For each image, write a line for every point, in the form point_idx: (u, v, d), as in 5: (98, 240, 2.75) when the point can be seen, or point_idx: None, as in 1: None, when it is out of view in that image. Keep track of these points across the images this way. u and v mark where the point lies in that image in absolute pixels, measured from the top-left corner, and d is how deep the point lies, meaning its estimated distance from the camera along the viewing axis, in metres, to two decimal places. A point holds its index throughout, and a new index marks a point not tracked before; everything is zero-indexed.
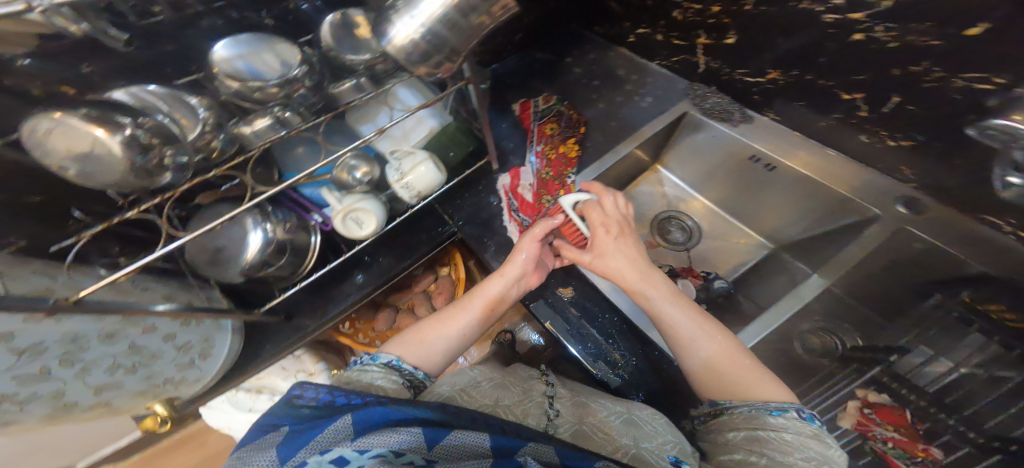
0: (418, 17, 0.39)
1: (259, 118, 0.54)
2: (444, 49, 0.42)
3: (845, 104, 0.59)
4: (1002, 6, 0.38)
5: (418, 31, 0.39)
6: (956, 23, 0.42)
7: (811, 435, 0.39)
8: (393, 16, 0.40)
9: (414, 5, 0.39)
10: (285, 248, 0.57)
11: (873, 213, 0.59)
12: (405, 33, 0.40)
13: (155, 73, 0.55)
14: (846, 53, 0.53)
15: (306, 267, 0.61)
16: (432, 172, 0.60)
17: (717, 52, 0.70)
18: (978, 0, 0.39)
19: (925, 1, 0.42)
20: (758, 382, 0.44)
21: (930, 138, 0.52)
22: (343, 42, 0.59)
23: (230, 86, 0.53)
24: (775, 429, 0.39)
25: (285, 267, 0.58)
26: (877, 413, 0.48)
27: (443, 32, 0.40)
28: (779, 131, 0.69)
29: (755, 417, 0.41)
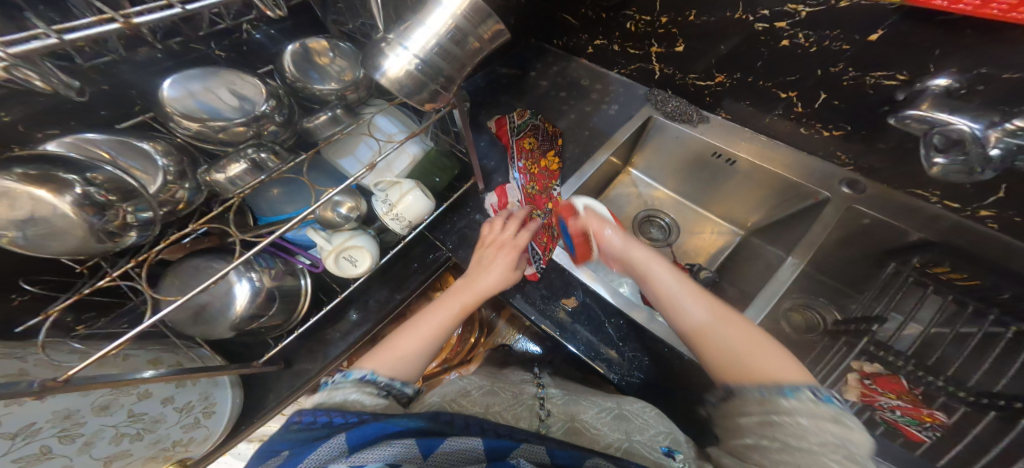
0: (411, 48, 0.35)
1: (233, 162, 0.45)
2: (439, 78, 0.37)
3: (783, 101, 0.65)
4: (890, 16, 0.46)
5: (412, 62, 0.36)
6: (860, 30, 0.49)
7: (829, 419, 0.36)
8: (384, 49, 0.36)
9: (408, 37, 0.36)
10: (273, 295, 0.60)
11: (823, 195, 0.67)
12: (398, 66, 0.36)
13: (90, 117, 0.47)
14: (779, 57, 0.59)
15: (299, 312, 0.65)
16: (421, 200, 0.59)
17: (669, 58, 0.74)
18: (875, 10, 0.47)
19: (842, 10, 0.49)
20: (767, 362, 0.42)
21: (857, 127, 0.60)
22: (308, 70, 0.53)
23: (188, 127, 0.45)
24: (787, 412, 0.38)
25: (276, 315, 0.60)
26: (878, 383, 0.57)
27: (438, 62, 0.36)
28: (732, 128, 0.75)
29: (766, 401, 0.39)
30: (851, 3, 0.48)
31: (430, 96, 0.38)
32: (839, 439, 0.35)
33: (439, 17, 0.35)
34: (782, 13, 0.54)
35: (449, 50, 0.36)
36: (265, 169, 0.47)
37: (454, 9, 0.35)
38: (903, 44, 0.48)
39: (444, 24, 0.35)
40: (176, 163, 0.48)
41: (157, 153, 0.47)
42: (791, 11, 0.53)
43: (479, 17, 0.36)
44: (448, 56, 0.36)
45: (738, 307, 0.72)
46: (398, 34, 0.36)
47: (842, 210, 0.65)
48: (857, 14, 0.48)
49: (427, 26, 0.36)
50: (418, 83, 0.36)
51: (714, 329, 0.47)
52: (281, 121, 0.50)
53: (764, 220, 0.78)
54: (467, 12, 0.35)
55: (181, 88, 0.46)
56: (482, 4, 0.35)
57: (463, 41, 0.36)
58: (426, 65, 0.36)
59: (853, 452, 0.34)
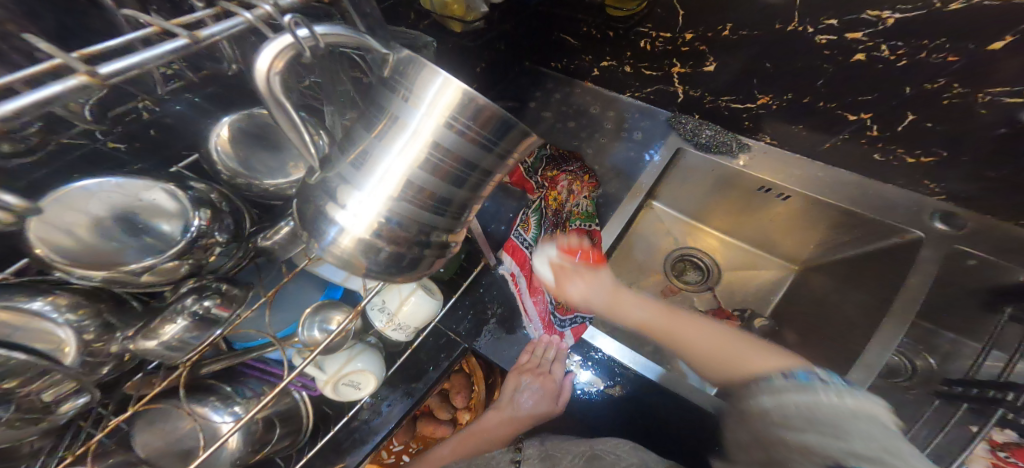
0: (379, 190, 0.26)
1: (166, 322, 0.33)
2: (442, 210, 0.29)
3: (852, 124, 0.52)
4: None
5: (385, 207, 0.27)
6: (977, 37, 0.37)
7: (819, 396, 0.35)
8: (339, 193, 0.27)
9: (371, 174, 0.26)
10: (268, 422, 0.50)
11: (914, 234, 0.54)
12: (360, 227, 0.27)
13: None
14: (848, 75, 0.46)
15: (305, 428, 0.55)
16: (426, 302, 0.49)
17: (696, 79, 0.61)
18: (997, 15, 0.34)
19: (946, 19, 0.37)
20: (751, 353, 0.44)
21: (955, 152, 0.47)
22: (255, 153, 0.41)
23: (91, 277, 0.31)
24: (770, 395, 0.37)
25: (279, 441, 0.51)
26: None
27: (420, 196, 0.27)
28: (781, 156, 0.62)
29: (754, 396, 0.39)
30: (968, 5, 0.35)
31: (416, 244, 0.29)
32: (823, 407, 0.34)
33: (419, 131, 0.25)
34: (858, 21, 0.41)
35: (438, 175, 0.27)
36: (217, 320, 0.35)
37: (438, 118, 0.25)
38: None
39: (424, 143, 0.26)
40: (96, 314, 0.36)
41: (59, 309, 0.34)
42: (871, 19, 0.40)
43: (483, 128, 0.25)
44: (441, 182, 0.27)
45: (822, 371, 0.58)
46: (352, 172, 0.27)
47: (942, 251, 0.52)
48: (983, 17, 0.35)
49: (397, 154, 0.26)
50: (393, 245, 0.28)
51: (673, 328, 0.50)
52: (225, 238, 0.37)
53: (831, 256, 0.66)
54: (465, 119, 0.25)
55: (77, 202, 0.32)
56: (486, 105, 0.24)
57: (463, 166, 0.27)
58: (401, 212, 0.27)
59: (826, 410, 0.34)
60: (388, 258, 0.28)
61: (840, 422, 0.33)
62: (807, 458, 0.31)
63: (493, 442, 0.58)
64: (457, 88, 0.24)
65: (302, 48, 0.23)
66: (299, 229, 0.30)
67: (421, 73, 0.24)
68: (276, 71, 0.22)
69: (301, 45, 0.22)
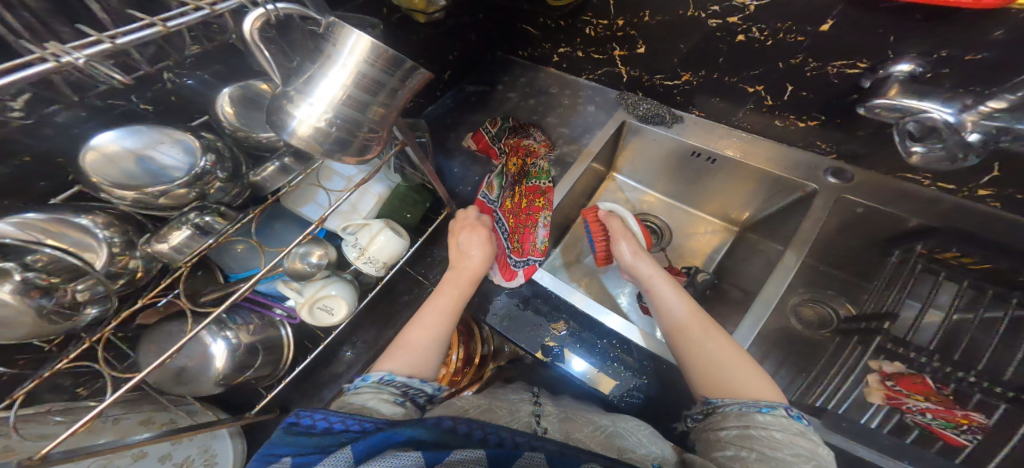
0: (319, 102, 0.34)
1: (175, 229, 0.43)
2: (360, 131, 0.37)
3: (752, 96, 0.62)
4: None
5: (323, 116, 0.35)
6: (813, 20, 0.46)
7: (799, 433, 0.39)
8: (288, 105, 0.35)
9: (311, 91, 0.34)
10: (255, 348, 0.59)
11: (811, 188, 0.64)
12: (313, 117, 0.35)
13: (23, 192, 0.43)
14: (738, 53, 0.56)
15: (285, 361, 0.64)
16: (393, 240, 0.58)
17: (633, 61, 0.71)
18: (820, 2, 0.44)
19: (789, 5, 0.46)
20: (753, 382, 0.45)
21: (831, 116, 0.57)
22: (254, 116, 0.51)
23: (124, 197, 0.41)
24: (764, 427, 0.40)
25: (261, 367, 0.60)
26: (901, 384, 0.51)
27: (351, 113, 0.35)
28: (707, 125, 0.72)
29: (742, 415, 0.42)
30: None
31: (352, 149, 0.37)
32: (809, 451, 0.38)
33: (345, 65, 0.33)
34: (732, 8, 0.51)
35: (361, 97, 0.35)
36: (213, 232, 0.45)
37: (357, 56, 0.33)
38: (855, 32, 0.45)
39: (350, 73, 0.34)
40: (123, 232, 0.45)
41: (98, 225, 0.44)
42: (739, 6, 0.50)
43: (392, 62, 0.34)
44: (363, 102, 0.35)
45: (740, 310, 0.67)
46: (301, 86, 0.35)
47: (832, 202, 0.62)
48: (810, 4, 0.45)
49: (330, 78, 0.34)
50: (340, 134, 0.36)
51: (709, 335, 0.51)
52: (226, 176, 0.46)
53: (758, 214, 0.75)
54: (374, 55, 0.33)
55: (113, 145, 0.42)
56: (388, 49, 0.33)
57: (382, 88, 0.35)
58: (341, 114, 0.35)
59: (824, 464, 0.37)
60: (337, 140, 0.36)
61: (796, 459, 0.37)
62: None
63: (458, 296, 0.58)
64: (367, 41, 0.32)
65: (269, 14, 0.33)
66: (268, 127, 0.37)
67: (338, 26, 0.32)
68: (257, 28, 0.33)
69: (269, 13, 0.33)
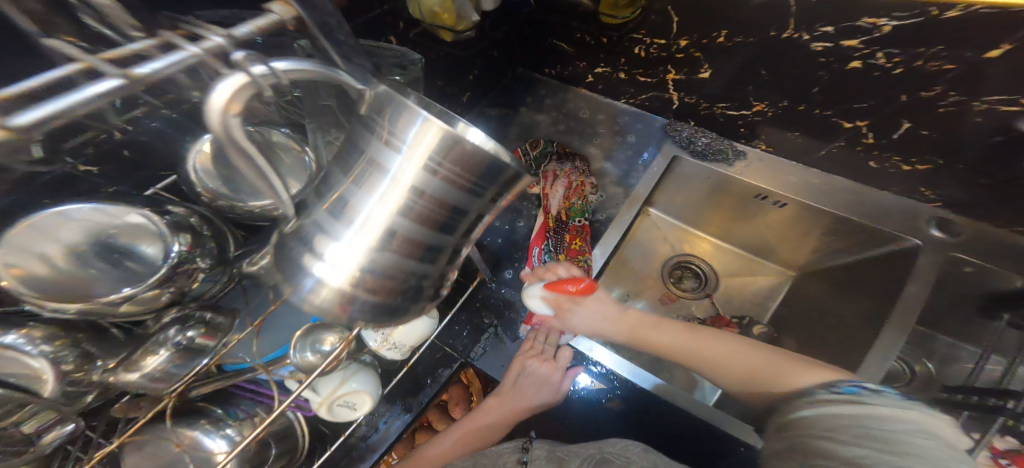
0: (357, 244, 0.26)
1: (149, 354, 0.31)
2: (417, 258, 0.28)
3: (847, 131, 0.52)
4: None
5: (359, 265, 0.26)
6: (974, 46, 0.36)
7: (906, 410, 0.33)
8: (312, 250, 0.26)
9: (342, 232, 0.26)
10: (268, 438, 0.49)
11: (910, 242, 0.54)
12: (344, 272, 0.26)
13: None
14: (844, 81, 0.46)
15: (302, 448, 0.54)
16: (421, 321, 0.48)
17: (692, 86, 0.60)
18: (996, 23, 0.34)
19: (942, 26, 0.36)
20: (790, 373, 0.44)
21: (950, 160, 0.47)
22: (238, 177, 0.38)
23: (66, 309, 0.28)
24: (858, 410, 0.33)
25: (274, 462, 0.50)
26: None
27: (405, 236, 0.26)
28: (776, 163, 0.62)
29: (789, 424, 0.37)
30: (966, 13, 0.34)
31: (399, 294, 0.29)
32: (875, 420, 0.32)
33: (400, 178, 0.24)
34: (854, 28, 0.40)
35: (424, 218, 0.26)
36: (202, 350, 0.34)
37: (419, 164, 0.24)
38: None
39: (406, 189, 0.25)
40: (72, 344, 0.34)
41: (34, 342, 0.32)
42: (867, 26, 0.39)
43: (469, 171, 0.24)
44: (424, 229, 0.26)
45: (825, 378, 0.57)
46: (334, 219, 0.26)
47: (938, 258, 0.52)
48: (977, 27, 0.35)
49: (377, 201, 0.25)
50: (378, 289, 0.27)
51: (740, 359, 0.49)
52: (208, 264, 0.35)
53: (827, 261, 0.65)
54: (445, 159, 0.24)
55: (57, 222, 0.31)
56: (474, 157, 0.23)
57: (452, 212, 0.26)
58: (386, 263, 0.27)
59: (877, 428, 0.31)
60: (375, 307, 0.28)
61: (898, 438, 0.30)
62: None
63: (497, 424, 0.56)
64: (438, 132, 0.23)
65: (259, 85, 0.20)
66: (274, 269, 0.29)
67: (399, 118, 0.23)
68: (234, 113, 0.20)
69: (256, 82, 0.20)
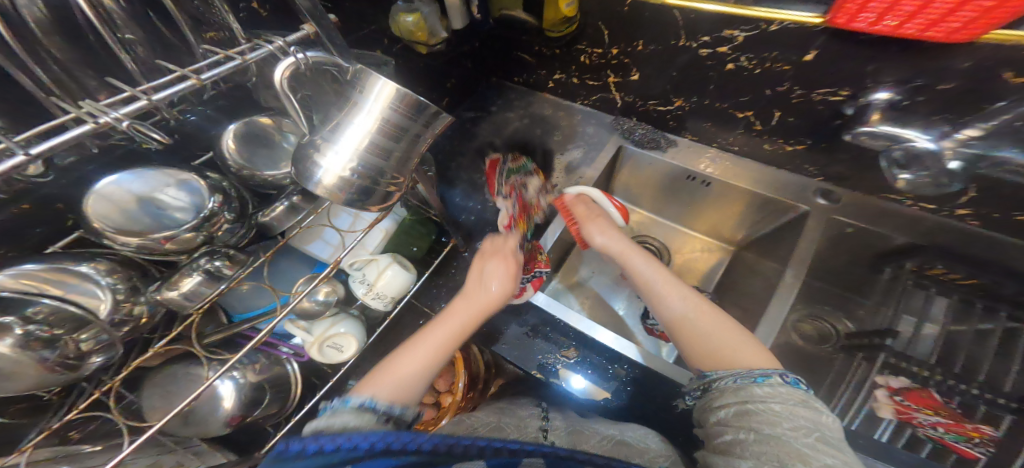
0: (348, 149, 0.37)
1: (185, 276, 0.42)
2: (382, 181, 0.39)
3: (742, 120, 0.64)
4: (821, 36, 0.45)
5: (348, 165, 0.37)
6: (798, 50, 0.48)
7: (799, 402, 0.40)
8: (316, 154, 0.37)
9: (336, 140, 0.37)
10: (262, 386, 0.58)
11: (802, 209, 0.66)
12: (339, 169, 0.37)
13: (21, 242, 0.41)
14: (727, 80, 0.58)
15: (295, 395, 0.63)
16: (400, 274, 0.59)
17: (627, 87, 0.73)
18: (802, 35, 0.47)
19: (774, 37, 0.48)
20: (742, 350, 0.47)
21: (816, 140, 0.59)
22: (257, 153, 0.50)
23: (127, 242, 0.40)
24: (762, 401, 0.41)
25: (270, 405, 0.59)
26: (910, 399, 0.53)
27: (375, 160, 0.38)
28: (700, 150, 0.74)
29: (738, 390, 0.43)
30: (781, 28, 0.47)
31: (376, 195, 0.39)
32: (811, 422, 0.38)
33: (372, 111, 0.36)
34: (720, 38, 0.53)
35: (385, 143, 0.37)
36: (224, 278, 0.45)
37: (383, 100, 0.36)
38: (838, 61, 0.47)
39: (375, 119, 0.37)
40: (126, 279, 0.44)
41: (100, 273, 0.43)
42: (728, 36, 0.52)
43: (413, 103, 0.36)
44: (387, 145, 0.38)
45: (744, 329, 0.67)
46: (330, 134, 0.37)
47: (824, 222, 0.64)
48: (794, 36, 0.47)
49: (357, 125, 0.37)
50: (362, 183, 0.38)
51: (689, 302, 0.53)
52: (232, 216, 0.46)
53: (752, 233, 0.76)
54: (399, 101, 0.36)
55: (114, 189, 0.41)
56: (409, 94, 0.36)
57: (401, 132, 0.37)
58: (363, 166, 0.38)
59: (826, 433, 0.38)
60: (362, 195, 0.38)
61: (839, 443, 0.37)
62: None
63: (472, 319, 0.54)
64: (392, 86, 0.35)
65: (298, 63, 0.36)
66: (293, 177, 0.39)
67: (368, 75, 0.35)
68: (285, 78, 0.36)
69: (297, 61, 0.36)
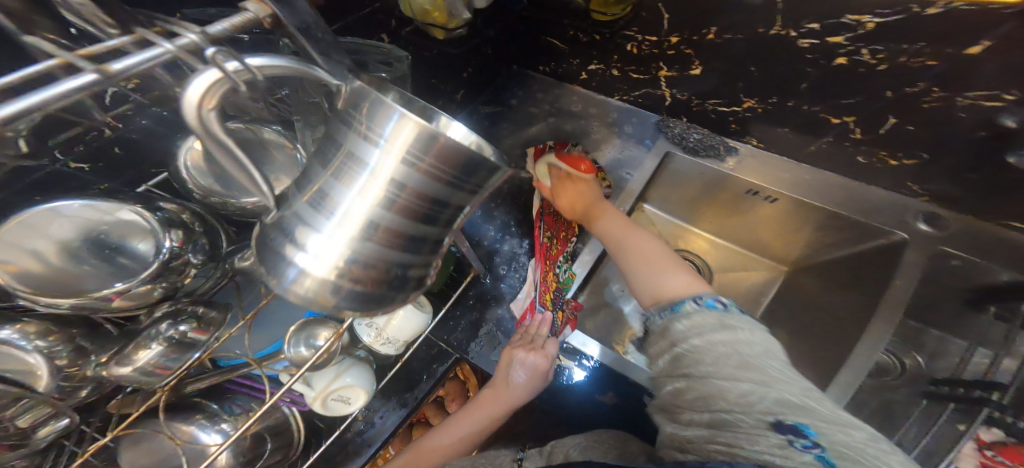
0: (340, 234, 0.26)
1: (141, 348, 0.32)
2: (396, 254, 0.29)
3: (836, 127, 0.53)
4: (1006, 23, 0.34)
5: (340, 257, 0.27)
6: (955, 41, 0.37)
7: (711, 321, 0.38)
8: (292, 238, 0.27)
9: (318, 223, 0.26)
10: (263, 434, 0.48)
11: (898, 236, 0.55)
12: (322, 266, 0.27)
13: None
14: (831, 78, 0.47)
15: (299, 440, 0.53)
16: (415, 316, 0.49)
17: (682, 83, 0.61)
18: (971, 22, 0.36)
19: (928, 22, 0.37)
20: (687, 284, 0.45)
21: (936, 153, 0.49)
22: (231, 170, 0.38)
23: (57, 304, 0.28)
24: (682, 335, 0.38)
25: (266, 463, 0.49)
26: (1006, 456, 0.43)
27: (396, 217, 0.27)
28: (766, 159, 0.62)
29: (663, 329, 0.41)
30: (945, 11, 0.36)
31: (387, 277, 0.29)
32: (730, 344, 0.35)
33: (381, 170, 0.25)
34: (838, 25, 0.42)
35: (403, 212, 0.27)
36: (195, 344, 0.35)
37: (401, 155, 0.24)
38: (1009, 58, 0.36)
39: (387, 181, 0.26)
40: (67, 339, 0.32)
41: (28, 335, 0.30)
42: (851, 23, 0.41)
43: (447, 157, 0.25)
44: (407, 215, 0.27)
45: (821, 374, 0.57)
46: (312, 210, 0.26)
47: (927, 252, 0.53)
48: (955, 22, 0.36)
49: (358, 192, 0.26)
50: (365, 270, 0.28)
51: (624, 233, 0.55)
52: (200, 260, 0.35)
53: (817, 256, 0.65)
54: (425, 153, 0.24)
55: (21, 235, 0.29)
56: (443, 144, 0.24)
57: (429, 195, 0.27)
58: (370, 254, 0.28)
59: (744, 355, 0.34)
60: (361, 293, 0.28)
61: (757, 361, 0.33)
62: (747, 412, 0.30)
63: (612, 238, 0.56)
64: (417, 127, 0.23)
65: (235, 82, 0.20)
66: (255, 264, 0.29)
67: (379, 114, 0.24)
68: (210, 108, 0.20)
69: (233, 79, 0.20)
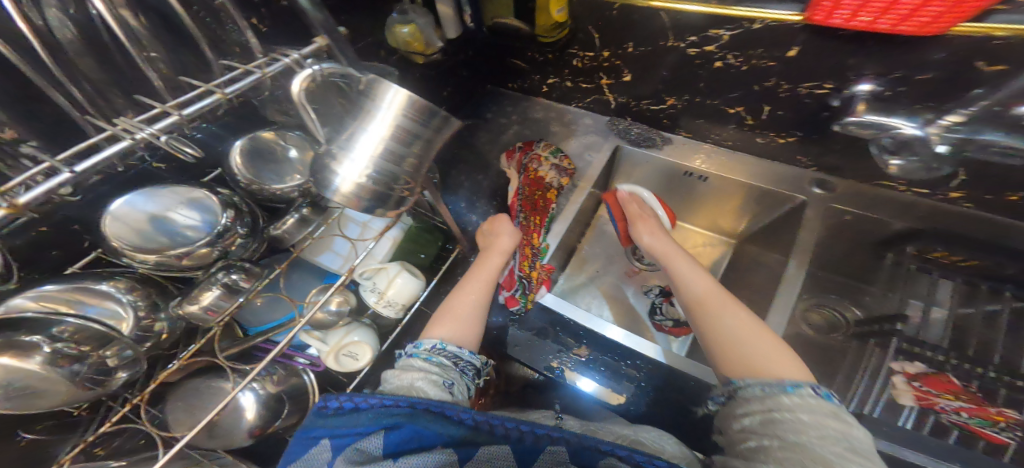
0: (364, 156, 0.40)
1: (205, 291, 0.44)
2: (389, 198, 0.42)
3: (734, 116, 0.66)
4: (800, 36, 0.49)
5: (362, 174, 0.40)
6: (779, 47, 0.52)
7: (829, 413, 0.38)
8: (333, 164, 0.40)
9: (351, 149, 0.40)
10: (280, 397, 0.56)
11: (800, 199, 0.66)
12: (355, 177, 0.40)
13: (39, 263, 0.42)
14: (718, 78, 0.61)
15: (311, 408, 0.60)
16: (410, 281, 0.61)
17: (620, 88, 0.74)
18: (785, 35, 0.50)
19: (761, 35, 0.51)
20: (774, 359, 0.44)
21: (806, 132, 0.62)
22: (262, 166, 0.51)
23: (145, 260, 0.41)
24: (781, 403, 0.40)
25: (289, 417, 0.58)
26: None
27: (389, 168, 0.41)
28: (695, 147, 0.75)
29: (767, 397, 0.41)
30: (764, 26, 0.50)
31: (390, 200, 0.42)
32: (839, 432, 0.36)
33: (385, 118, 0.39)
34: (707, 38, 0.55)
35: (398, 147, 0.40)
36: (241, 290, 0.47)
37: (396, 108, 0.39)
38: (821, 55, 0.50)
39: (389, 126, 0.40)
40: (145, 295, 0.43)
41: (120, 290, 0.41)
42: (714, 36, 0.55)
43: (422, 108, 0.39)
44: (399, 146, 0.40)
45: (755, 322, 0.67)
46: (346, 144, 0.40)
47: (823, 210, 0.64)
48: (773, 36, 0.51)
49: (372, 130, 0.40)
50: (376, 188, 0.41)
51: (732, 312, 0.50)
52: (245, 231, 0.47)
53: (751, 225, 0.76)
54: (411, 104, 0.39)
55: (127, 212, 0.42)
56: (419, 100, 0.39)
57: (413, 137, 0.41)
58: (381, 174, 0.41)
59: (854, 444, 0.36)
60: (377, 201, 0.42)
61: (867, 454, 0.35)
62: None
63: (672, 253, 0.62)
64: (404, 94, 0.38)
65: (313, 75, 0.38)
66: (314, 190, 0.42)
67: (381, 86, 0.38)
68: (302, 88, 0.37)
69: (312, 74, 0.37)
